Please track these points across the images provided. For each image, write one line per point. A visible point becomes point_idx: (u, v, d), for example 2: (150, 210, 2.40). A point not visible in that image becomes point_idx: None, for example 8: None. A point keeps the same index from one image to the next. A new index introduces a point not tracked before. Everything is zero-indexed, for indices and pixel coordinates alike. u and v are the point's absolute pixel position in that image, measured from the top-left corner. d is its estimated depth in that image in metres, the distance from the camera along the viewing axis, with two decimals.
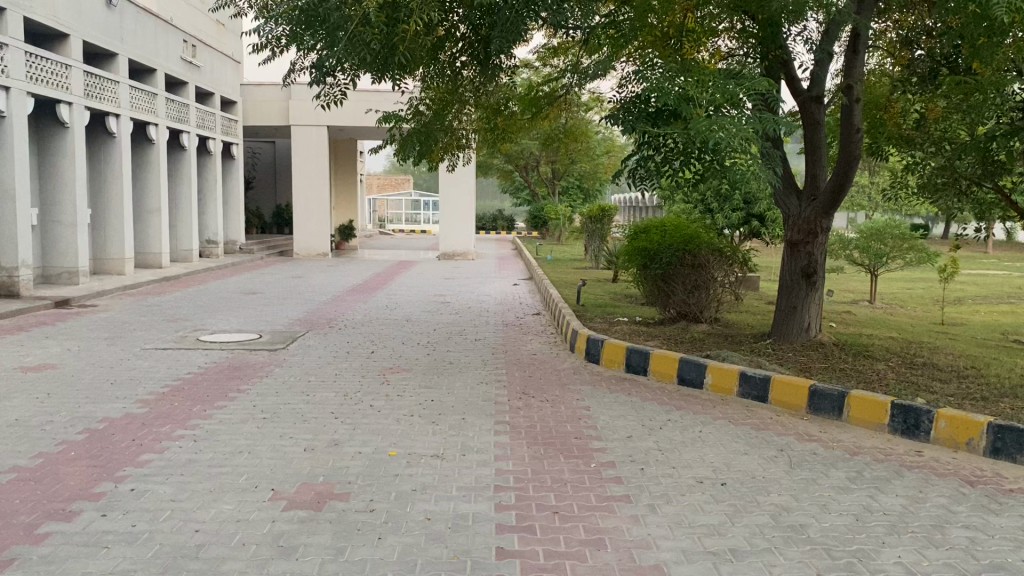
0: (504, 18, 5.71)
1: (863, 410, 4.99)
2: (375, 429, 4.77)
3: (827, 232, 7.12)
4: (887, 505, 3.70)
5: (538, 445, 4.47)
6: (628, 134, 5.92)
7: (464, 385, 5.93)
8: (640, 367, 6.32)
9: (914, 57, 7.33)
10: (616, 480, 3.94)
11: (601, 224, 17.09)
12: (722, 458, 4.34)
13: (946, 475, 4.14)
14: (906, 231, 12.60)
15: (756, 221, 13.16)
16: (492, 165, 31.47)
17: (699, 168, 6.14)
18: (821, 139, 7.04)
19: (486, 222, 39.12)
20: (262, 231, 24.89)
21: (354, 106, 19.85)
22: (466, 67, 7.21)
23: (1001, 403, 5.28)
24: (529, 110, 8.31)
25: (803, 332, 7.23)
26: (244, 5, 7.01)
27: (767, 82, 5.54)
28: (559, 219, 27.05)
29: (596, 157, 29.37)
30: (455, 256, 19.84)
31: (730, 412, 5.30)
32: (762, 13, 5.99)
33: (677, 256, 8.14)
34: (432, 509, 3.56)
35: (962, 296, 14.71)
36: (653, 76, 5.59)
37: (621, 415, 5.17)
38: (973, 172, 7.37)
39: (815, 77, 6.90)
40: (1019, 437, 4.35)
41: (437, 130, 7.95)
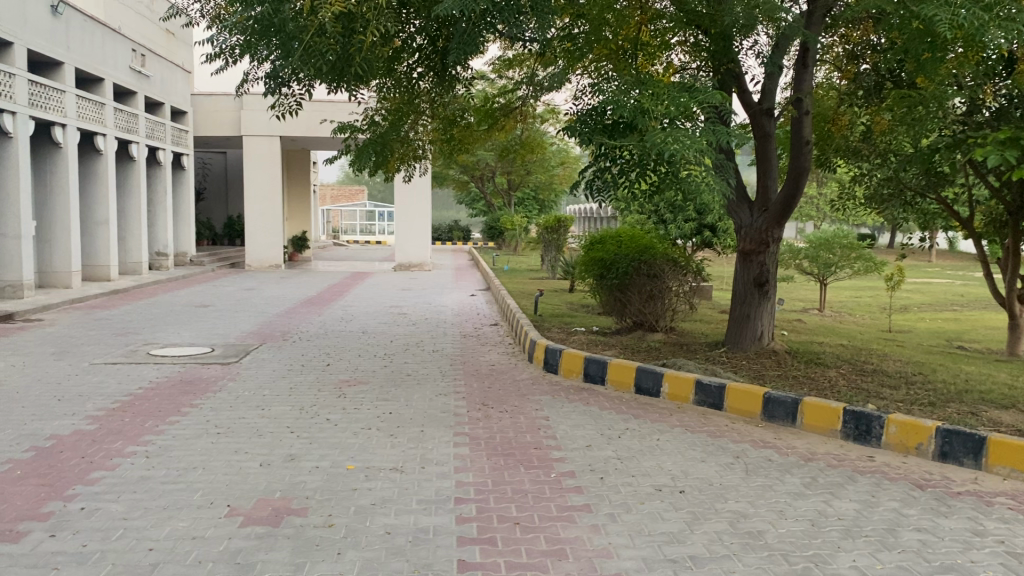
0: (462, 29, 5.70)
1: (816, 417, 5.08)
2: (332, 443, 4.72)
3: (779, 242, 7.23)
4: (841, 510, 3.77)
5: (498, 457, 4.47)
6: (584, 146, 5.94)
7: (422, 397, 5.91)
8: (598, 376, 6.35)
9: (861, 71, 7.51)
10: (576, 490, 3.95)
11: (557, 234, 17.17)
12: (680, 465, 4.38)
13: (897, 479, 4.24)
14: (854, 241, 12.88)
15: (709, 231, 13.33)
16: (448, 176, 31.45)
17: (654, 180, 6.18)
18: (772, 151, 7.17)
19: (442, 232, 39.10)
20: (214, 242, 24.51)
21: (308, 118, 19.59)
22: (422, 78, 7.24)
23: (948, 407, 5.42)
24: (485, 122, 8.31)
25: (756, 340, 7.34)
26: (195, 14, 6.90)
27: (720, 94, 5.62)
28: (516, 229, 27.09)
29: (552, 168, 29.44)
30: (411, 267, 19.83)
31: (686, 420, 5.36)
32: (714, 28, 6.12)
33: (632, 266, 8.21)
34: (393, 522, 3.53)
35: (908, 303, 15.12)
36: (609, 89, 5.65)
37: (580, 424, 5.19)
38: (917, 184, 7.83)
39: (766, 90, 7.03)
40: (966, 442, 4.48)
41: (393, 141, 7.91)
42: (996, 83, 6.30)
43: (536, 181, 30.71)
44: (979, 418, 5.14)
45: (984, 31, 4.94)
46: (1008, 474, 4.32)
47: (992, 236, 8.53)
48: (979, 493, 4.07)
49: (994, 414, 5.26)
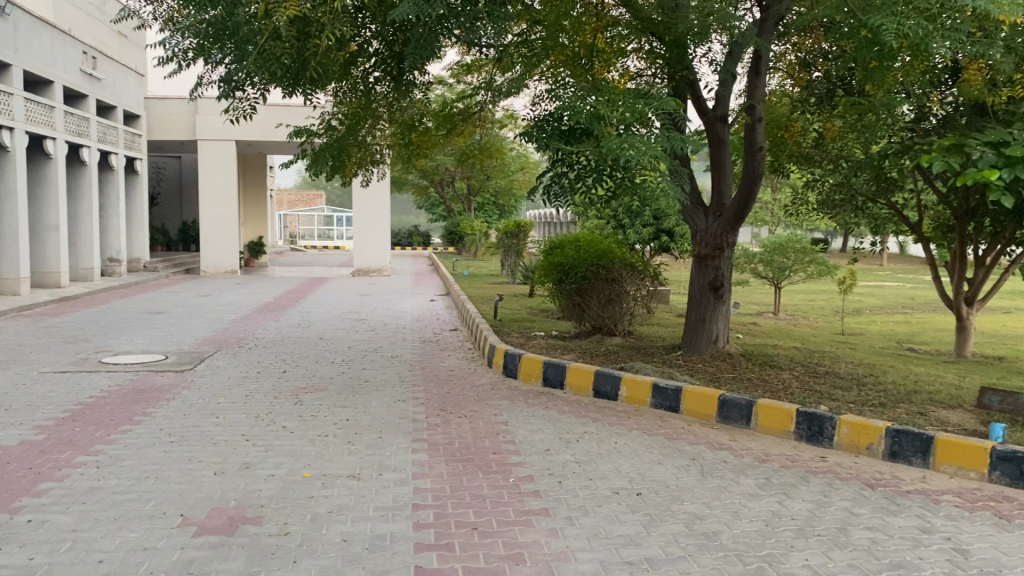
0: (418, 33, 5.68)
1: (770, 419, 5.16)
2: (288, 450, 4.67)
3: (733, 247, 7.33)
4: (794, 510, 3.83)
5: (457, 462, 4.46)
6: (541, 152, 5.94)
7: (380, 403, 5.88)
8: (556, 380, 6.36)
9: (812, 78, 7.55)
10: (534, 494, 3.96)
11: (517, 239, 17.20)
12: (637, 468, 4.42)
13: (849, 479, 4.31)
14: (807, 245, 13.11)
15: (667, 236, 13.44)
16: (407, 181, 31.36)
17: (610, 185, 6.21)
18: (726, 157, 7.27)
19: (402, 237, 38.95)
20: (168, 248, 24.11)
21: (264, 121, 19.38)
22: (379, 82, 7.20)
23: (898, 408, 5.55)
24: (444, 127, 8.28)
25: (711, 343, 7.43)
26: (148, 16, 6.78)
27: (673, 100, 5.65)
28: (475, 234, 27.08)
29: (511, 173, 29.49)
30: (370, 273, 19.71)
31: (643, 422, 5.41)
32: (668, 35, 6.20)
33: (591, 271, 8.26)
34: (350, 530, 3.50)
35: (860, 306, 15.42)
36: (566, 95, 5.67)
37: (539, 428, 5.20)
38: (868, 189, 8.08)
39: (720, 97, 7.11)
40: (914, 441, 4.58)
41: (350, 145, 7.86)
42: (942, 91, 6.44)
43: (495, 186, 30.76)
44: (927, 418, 5.27)
45: (929, 41, 5.07)
46: (954, 472, 4.43)
47: (939, 240, 8.77)
48: (927, 491, 4.17)
49: (942, 414, 5.39)
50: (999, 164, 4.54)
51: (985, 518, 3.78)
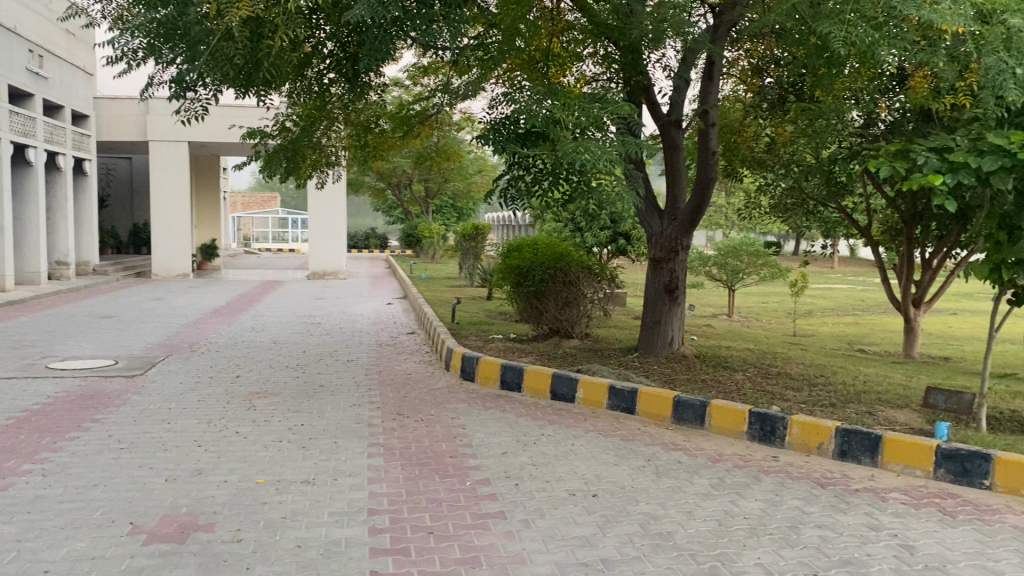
0: (373, 35, 5.60)
1: (723, 419, 5.22)
2: (242, 456, 4.61)
3: (688, 249, 7.41)
4: (747, 509, 3.89)
5: (413, 466, 4.44)
6: (498, 154, 5.93)
7: (335, 408, 5.82)
8: (513, 383, 6.36)
9: (764, 84, 7.62)
10: (490, 497, 3.96)
11: (475, 242, 17.19)
12: (593, 469, 4.45)
13: (800, 479, 4.39)
14: (760, 249, 13.32)
15: (624, 239, 13.55)
16: (364, 183, 31.17)
17: (566, 189, 6.24)
18: (680, 161, 7.35)
19: (358, 240, 38.69)
20: (118, 251, 23.64)
21: (216, 122, 19.11)
22: (334, 84, 7.15)
23: (847, 408, 5.66)
24: (400, 129, 8.25)
25: (667, 345, 7.50)
26: (97, 14, 6.63)
27: (628, 105, 5.75)
28: (433, 237, 27.02)
29: (470, 176, 29.44)
30: (326, 276, 19.55)
31: (599, 424, 5.45)
32: (623, 40, 6.28)
33: (548, 273, 8.30)
34: (304, 536, 3.47)
35: (812, 308, 15.72)
36: (522, 99, 5.68)
37: (496, 431, 5.21)
38: (819, 194, 8.27)
39: (674, 102, 7.19)
40: (863, 440, 4.67)
41: (304, 147, 7.78)
42: (890, 98, 6.56)
43: (453, 189, 30.69)
44: (876, 417, 5.39)
45: (875, 49, 5.19)
46: (901, 470, 4.54)
47: (888, 244, 8.99)
48: (875, 489, 4.26)
49: (889, 413, 5.52)
50: (943, 169, 4.64)
51: (930, 515, 3.88)
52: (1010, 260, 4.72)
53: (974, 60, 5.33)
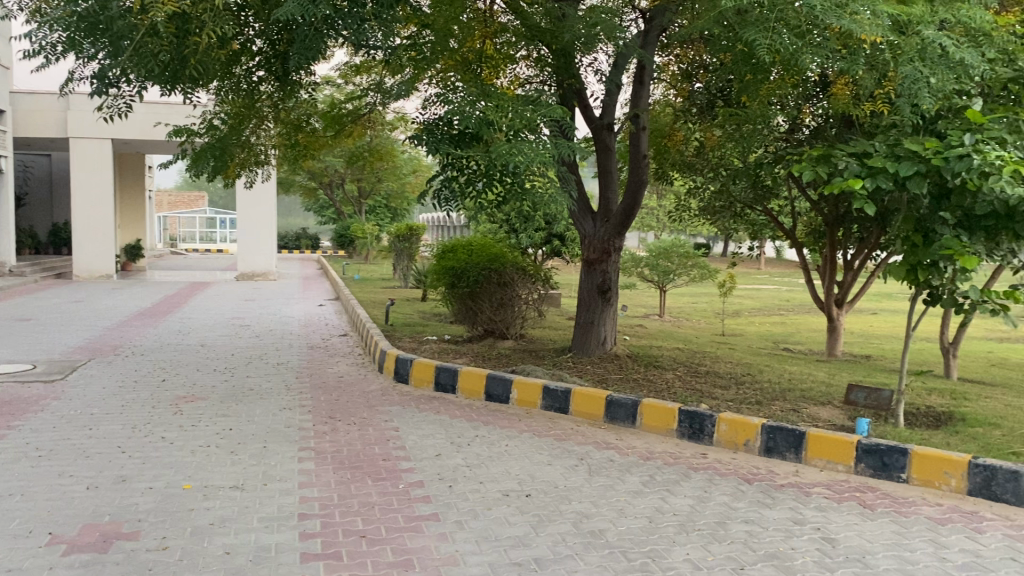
0: (304, 33, 5.55)
1: (654, 418, 5.31)
2: (167, 462, 4.49)
3: (620, 251, 7.51)
4: (676, 506, 3.96)
5: (344, 470, 4.39)
6: (431, 155, 5.89)
7: (265, 411, 5.72)
8: (447, 385, 6.34)
9: (694, 89, 7.75)
10: (424, 499, 3.95)
11: (408, 242, 17.08)
12: (527, 469, 4.47)
13: (728, 475, 4.49)
14: (690, 249, 13.57)
15: (558, 239, 13.64)
16: (295, 182, 30.68)
17: (500, 191, 6.24)
18: (612, 164, 7.45)
19: (289, 240, 38.08)
20: (36, 251, 22.78)
21: (141, 119, 18.54)
22: (263, 81, 7.02)
23: (772, 405, 5.81)
24: (332, 128, 8.15)
25: (600, 345, 7.58)
26: (13, 6, 6.37)
27: (560, 108, 5.82)
28: (366, 237, 26.76)
29: (404, 176, 29.20)
30: (255, 277, 19.19)
31: (533, 424, 5.48)
32: (555, 44, 6.35)
33: (483, 274, 8.31)
34: (232, 542, 3.40)
35: (740, 308, 16.08)
36: (456, 99, 5.67)
37: (430, 433, 5.19)
38: (746, 197, 8.49)
39: (606, 105, 7.28)
40: (787, 436, 4.80)
41: (233, 145, 7.62)
42: (813, 104, 6.74)
43: (386, 189, 30.43)
44: (800, 414, 5.55)
45: (799, 56, 5.35)
46: (824, 465, 4.68)
47: (811, 246, 9.27)
48: (799, 484, 4.38)
49: (813, 410, 5.69)
50: (862, 174, 4.82)
51: (851, 508, 4.01)
52: (926, 262, 4.80)
53: (892, 69, 5.49)
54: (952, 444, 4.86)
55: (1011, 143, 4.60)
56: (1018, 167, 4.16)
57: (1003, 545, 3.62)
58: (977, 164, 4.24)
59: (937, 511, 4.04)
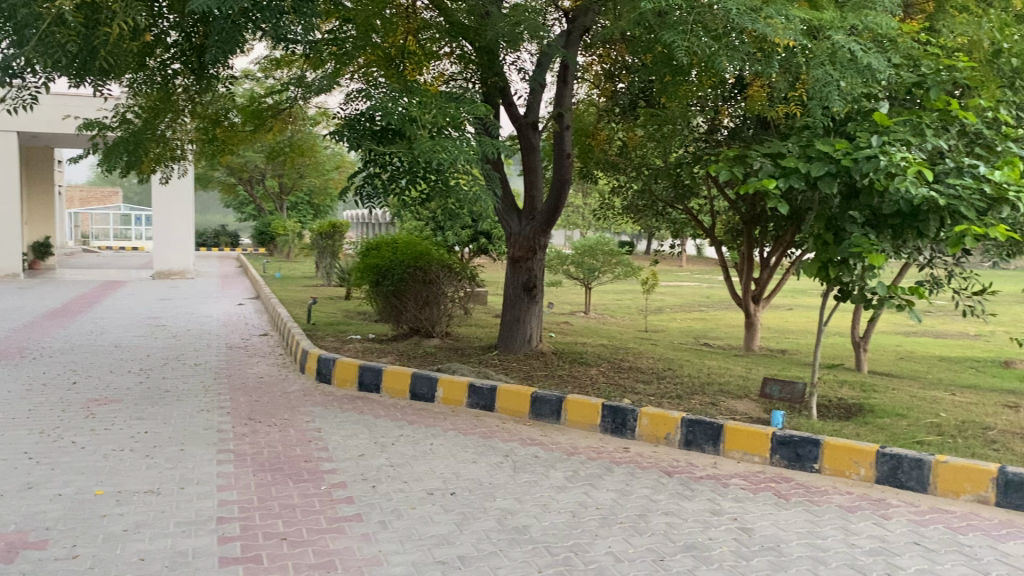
0: (220, 26, 5.44)
1: (578, 414, 5.37)
2: (78, 467, 4.33)
3: (545, 249, 7.57)
4: (599, 500, 4.01)
5: (265, 472, 4.31)
6: (353, 152, 5.82)
7: (182, 414, 5.56)
8: (372, 384, 6.28)
9: (617, 90, 7.85)
10: (346, 500, 3.91)
11: (332, 240, 16.85)
12: (452, 468, 4.46)
13: (649, 468, 4.57)
14: (614, 247, 13.75)
15: (484, 237, 13.64)
16: (214, 179, 29.92)
17: (424, 188, 6.19)
18: (537, 162, 7.49)
19: (208, 237, 37.15)
20: None
21: (48, 111, 17.79)
22: (179, 75, 6.81)
23: (692, 399, 5.94)
24: (252, 123, 7.96)
25: (525, 342, 7.62)
26: None
27: (483, 106, 5.92)
28: (288, 234, 26.31)
29: (328, 174, 28.78)
30: (172, 276, 18.71)
31: (459, 422, 5.47)
32: (478, 41, 6.40)
33: (407, 272, 8.26)
34: (147, 548, 3.30)
35: (663, 305, 16.39)
36: (378, 95, 5.60)
37: (353, 433, 5.13)
38: (667, 195, 8.64)
39: (530, 104, 7.34)
40: (706, 429, 4.92)
41: (147, 139, 7.38)
42: (731, 106, 6.90)
43: (308, 185, 29.96)
44: (718, 408, 5.69)
45: (716, 59, 5.49)
46: (741, 457, 4.81)
47: (730, 244, 9.51)
48: (717, 476, 4.49)
49: (731, 403, 5.84)
50: (776, 175, 4.98)
51: (766, 499, 4.13)
52: (837, 258, 4.96)
53: (804, 72, 5.67)
54: (861, 434, 5.05)
55: (916, 146, 4.80)
56: (920, 168, 4.34)
57: (909, 530, 3.78)
58: (883, 164, 4.41)
59: (847, 499, 4.20)
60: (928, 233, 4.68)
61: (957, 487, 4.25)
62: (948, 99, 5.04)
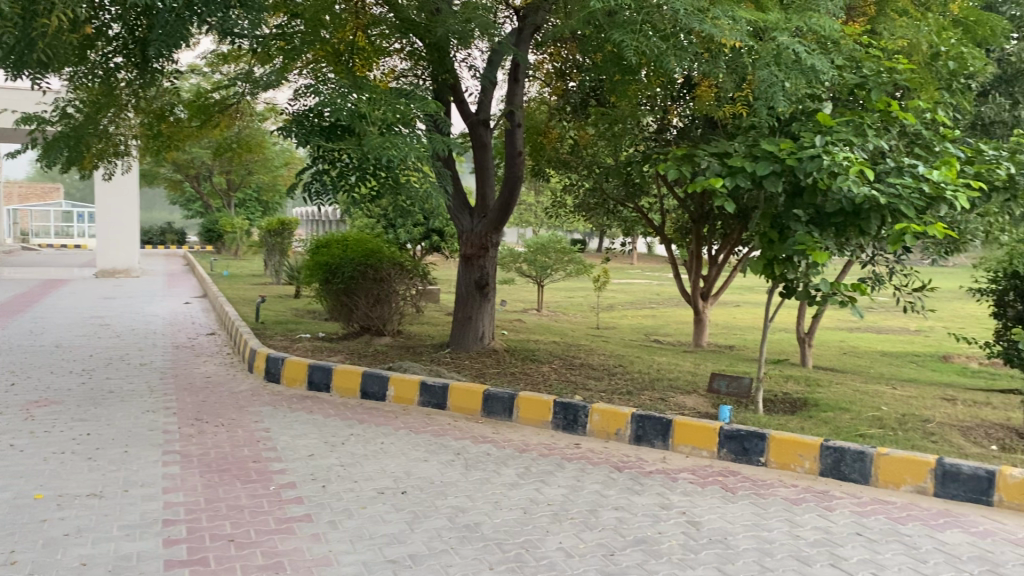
0: (163, 20, 5.29)
1: (530, 411, 5.39)
2: (16, 471, 4.21)
3: (497, 247, 7.57)
4: (551, 496, 4.03)
5: (212, 473, 4.24)
6: (301, 148, 5.76)
7: (126, 415, 5.44)
8: (321, 384, 6.22)
9: (568, 88, 7.89)
10: (295, 501, 3.87)
11: (281, 237, 16.64)
12: (403, 466, 4.45)
13: (600, 464, 4.61)
14: (566, 245, 13.81)
15: (436, 235, 13.60)
16: (159, 175, 29.31)
17: (374, 185, 6.15)
18: (488, 160, 7.50)
19: (154, 235, 36.40)
20: None
21: None
22: (122, 69, 6.66)
23: (643, 395, 6.01)
24: (198, 118, 7.82)
25: (478, 340, 7.61)
26: None
27: (434, 102, 5.89)
28: (237, 232, 25.93)
29: (277, 171, 28.38)
30: (116, 274, 18.32)
31: (410, 421, 5.45)
32: (429, 37, 6.40)
33: (358, 270, 8.18)
34: (90, 552, 3.23)
35: (614, 302, 16.53)
36: (326, 91, 5.55)
37: (303, 433, 5.08)
38: (617, 194, 8.73)
39: (481, 102, 7.34)
40: (655, 424, 4.98)
41: (89, 134, 7.19)
42: (680, 106, 7.00)
43: (257, 182, 29.56)
44: (668, 403, 5.76)
45: (664, 59, 5.55)
46: (690, 451, 4.88)
47: (679, 242, 9.62)
48: (666, 470, 4.55)
49: (680, 399, 5.91)
50: (723, 174, 5.05)
51: (714, 492, 4.20)
52: (782, 256, 5.06)
53: (750, 73, 5.76)
54: (806, 428, 5.16)
55: (858, 145, 4.91)
56: (862, 168, 4.44)
57: (852, 521, 3.88)
58: (826, 163, 4.51)
59: (793, 491, 4.29)
60: (869, 231, 4.79)
61: (897, 479, 4.37)
62: (889, 100, 5.17)
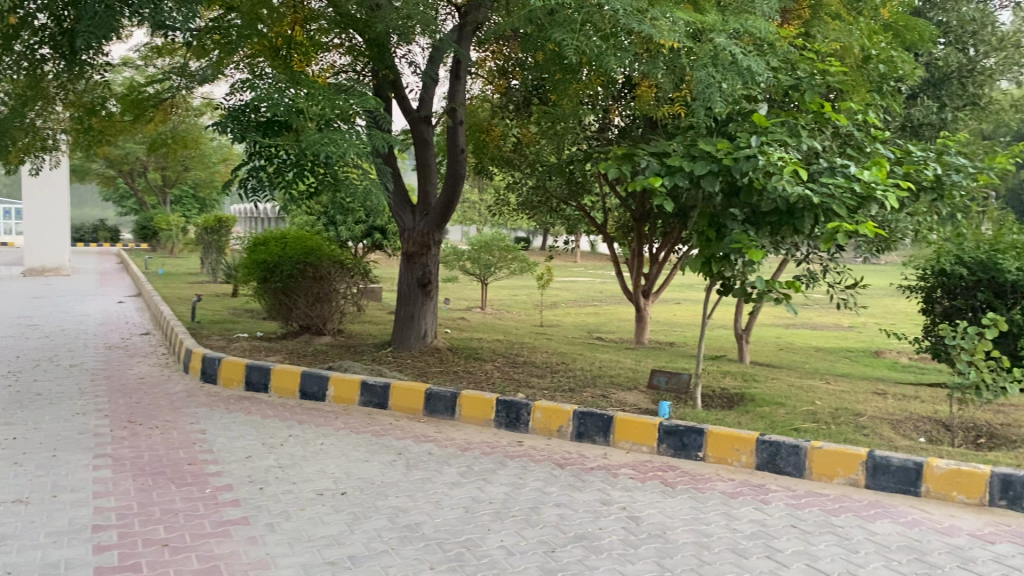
0: (92, 10, 5.22)
1: (473, 409, 5.38)
2: None
3: (439, 245, 7.54)
4: (492, 494, 4.03)
5: (146, 476, 4.14)
6: (237, 143, 5.62)
7: (54, 418, 5.28)
8: (260, 384, 6.12)
9: (510, 86, 7.85)
10: (232, 503, 3.79)
11: (218, 235, 16.33)
12: (343, 467, 4.40)
13: (541, 461, 4.63)
14: (509, 243, 13.83)
15: (379, 233, 13.50)
16: (91, 171, 28.49)
17: (313, 181, 6.07)
18: (429, 157, 7.46)
19: (86, 232, 35.38)
20: None
21: None
22: (48, 61, 6.47)
23: (584, 392, 6.06)
24: (131, 113, 7.55)
25: (419, 338, 7.57)
26: None
27: (373, 99, 5.82)
28: (173, 229, 25.32)
29: (214, 167, 27.81)
30: (46, 272, 17.75)
31: (350, 421, 5.40)
32: (368, 33, 6.32)
33: (297, 268, 8.06)
34: (14, 561, 3.12)
35: (558, 300, 16.63)
36: (262, 86, 5.47)
37: (240, 434, 4.99)
38: (560, 192, 8.78)
39: (422, 98, 7.30)
40: (597, 421, 5.03)
41: (14, 128, 6.92)
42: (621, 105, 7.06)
43: (194, 179, 28.95)
44: (609, 400, 5.81)
45: (604, 59, 5.59)
46: (630, 448, 4.94)
47: (621, 240, 9.72)
48: (607, 466, 4.59)
49: (621, 396, 5.97)
50: (662, 173, 5.12)
51: (653, 487, 4.25)
52: (719, 255, 5.15)
53: (688, 73, 5.84)
54: (743, 423, 5.26)
55: (792, 146, 5.01)
56: (795, 168, 4.54)
57: (787, 514, 3.96)
58: (761, 163, 4.61)
59: (730, 485, 4.37)
60: (803, 230, 4.90)
61: (830, 472, 4.47)
62: (822, 102, 5.29)
